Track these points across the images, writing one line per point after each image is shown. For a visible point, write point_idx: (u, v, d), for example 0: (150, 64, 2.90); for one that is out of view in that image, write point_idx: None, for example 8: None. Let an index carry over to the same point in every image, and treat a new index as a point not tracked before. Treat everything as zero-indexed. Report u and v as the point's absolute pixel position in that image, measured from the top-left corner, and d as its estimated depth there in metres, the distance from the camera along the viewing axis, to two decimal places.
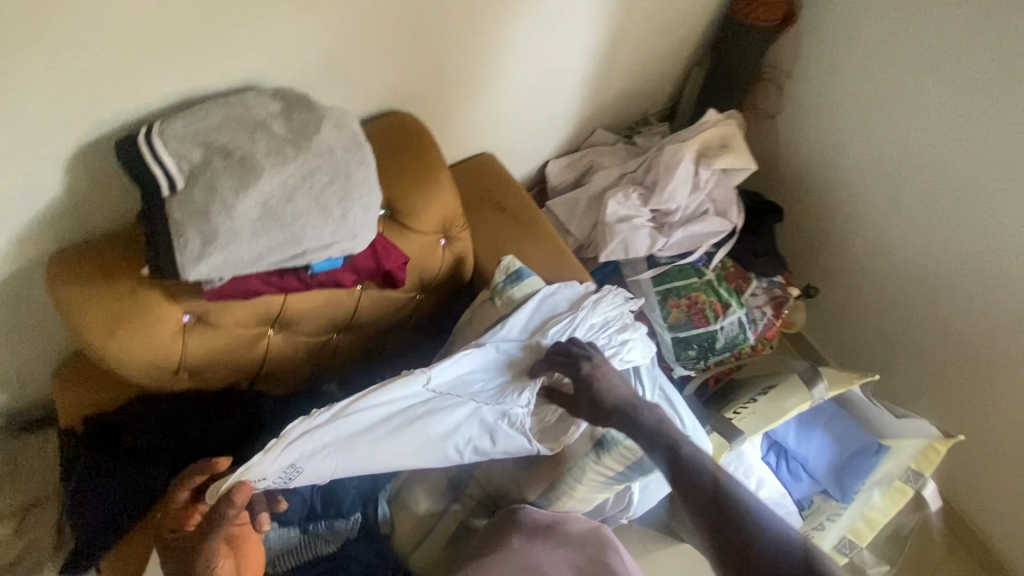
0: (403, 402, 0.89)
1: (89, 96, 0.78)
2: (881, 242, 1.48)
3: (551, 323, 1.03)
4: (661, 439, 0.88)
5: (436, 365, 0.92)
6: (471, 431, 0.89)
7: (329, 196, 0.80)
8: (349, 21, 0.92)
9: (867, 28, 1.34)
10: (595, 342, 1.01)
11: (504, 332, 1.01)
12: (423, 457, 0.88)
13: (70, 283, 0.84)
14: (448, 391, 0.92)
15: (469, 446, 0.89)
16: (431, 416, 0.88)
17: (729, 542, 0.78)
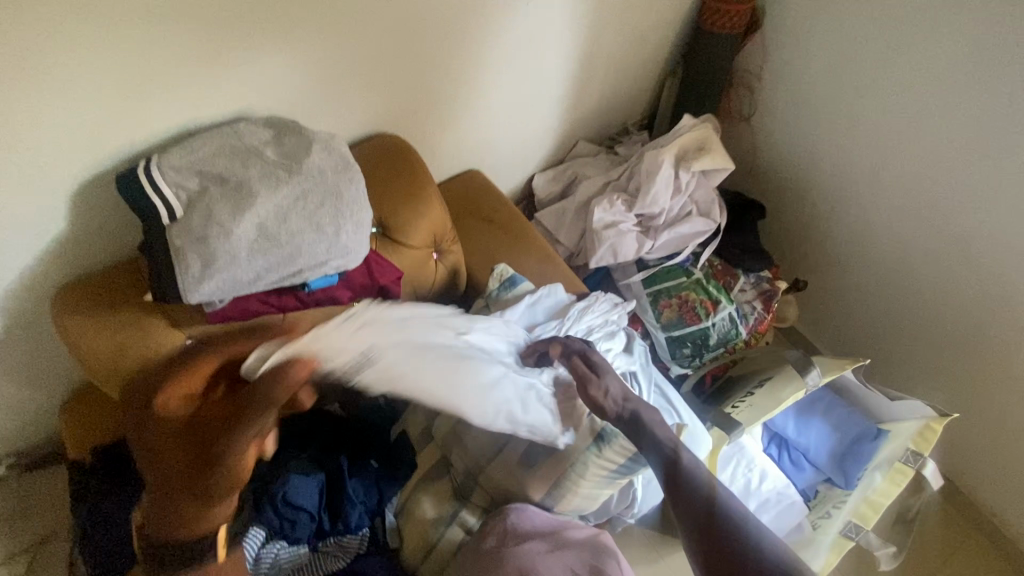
0: (452, 341, 0.88)
1: (90, 136, 0.83)
2: (862, 231, 1.52)
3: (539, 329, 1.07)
4: (662, 442, 0.88)
5: (473, 323, 0.93)
6: (510, 396, 0.91)
7: (322, 215, 0.84)
8: (336, 51, 0.97)
9: (830, 29, 1.41)
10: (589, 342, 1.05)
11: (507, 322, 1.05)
12: (469, 406, 0.86)
13: (76, 316, 0.88)
14: (486, 350, 0.92)
15: (506, 410, 0.91)
16: (478, 363, 0.88)
17: (718, 553, 0.79)
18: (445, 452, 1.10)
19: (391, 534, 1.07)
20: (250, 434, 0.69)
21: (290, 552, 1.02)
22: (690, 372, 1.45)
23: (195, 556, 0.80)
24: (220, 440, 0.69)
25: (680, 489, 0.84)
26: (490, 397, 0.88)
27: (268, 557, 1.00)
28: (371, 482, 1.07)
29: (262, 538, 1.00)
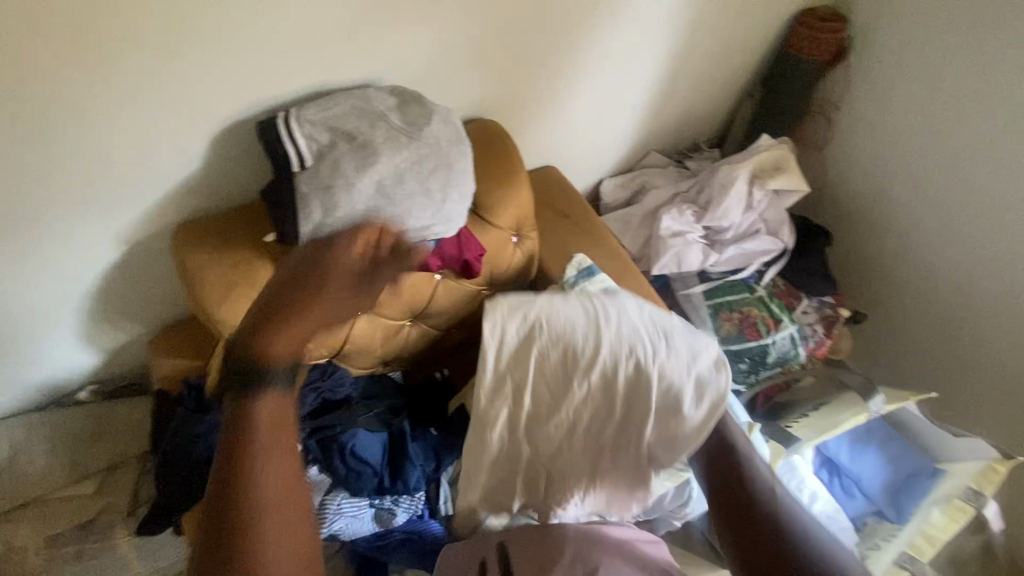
0: (588, 325, 0.89)
1: (234, 87, 0.93)
2: (935, 265, 1.50)
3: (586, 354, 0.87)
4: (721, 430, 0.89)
5: (586, 339, 0.87)
6: (678, 367, 0.87)
7: (433, 180, 0.92)
8: (451, 32, 1.05)
9: (917, 62, 1.42)
10: (671, 345, 0.89)
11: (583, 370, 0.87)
12: (647, 334, 0.89)
13: (197, 251, 0.98)
14: (627, 346, 0.88)
15: (684, 376, 0.87)
16: (633, 342, 0.88)
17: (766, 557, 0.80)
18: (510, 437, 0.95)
19: (445, 501, 1.09)
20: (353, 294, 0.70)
21: (351, 503, 1.05)
22: (743, 389, 1.43)
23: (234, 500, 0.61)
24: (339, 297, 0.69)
25: (731, 471, 0.87)
26: (654, 338, 0.89)
27: (331, 506, 1.03)
28: (431, 447, 1.10)
29: (327, 485, 1.05)
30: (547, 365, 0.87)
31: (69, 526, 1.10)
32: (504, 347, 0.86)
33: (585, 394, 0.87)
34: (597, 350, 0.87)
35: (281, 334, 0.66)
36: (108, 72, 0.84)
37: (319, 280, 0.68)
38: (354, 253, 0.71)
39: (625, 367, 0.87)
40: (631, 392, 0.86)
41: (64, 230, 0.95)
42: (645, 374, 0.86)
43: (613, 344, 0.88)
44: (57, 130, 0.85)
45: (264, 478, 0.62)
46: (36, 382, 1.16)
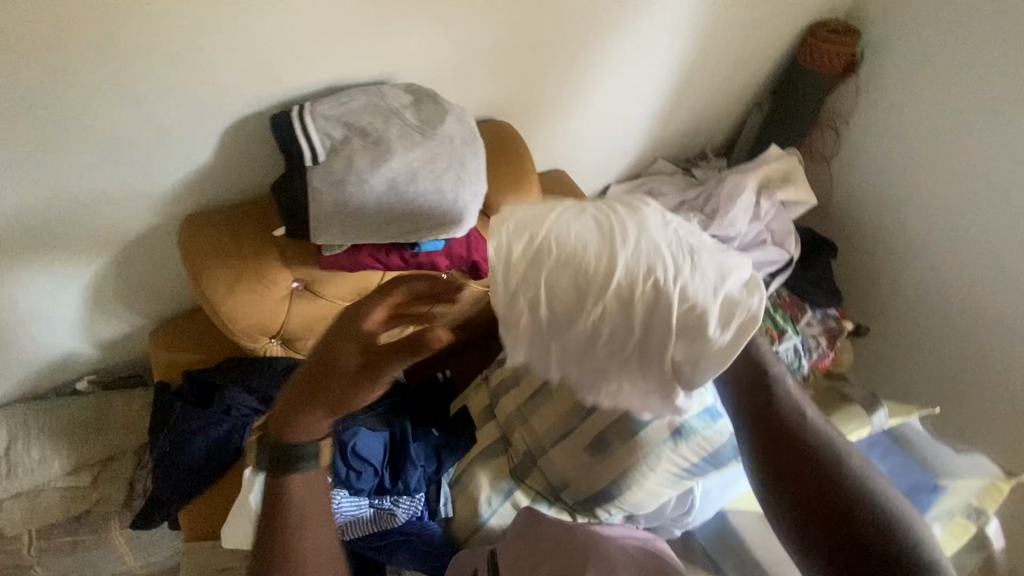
0: (592, 238, 0.65)
1: (247, 80, 0.92)
2: (940, 281, 1.50)
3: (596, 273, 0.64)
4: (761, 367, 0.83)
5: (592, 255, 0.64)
6: (706, 284, 0.65)
7: (446, 180, 0.92)
8: (467, 31, 1.05)
9: (927, 79, 1.42)
10: (699, 260, 0.67)
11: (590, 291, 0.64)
12: (667, 245, 0.67)
13: (201, 242, 0.96)
14: (643, 260, 0.65)
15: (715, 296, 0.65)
16: (652, 257, 0.65)
17: (824, 509, 0.73)
18: (507, 429, 1.12)
19: (445, 503, 1.08)
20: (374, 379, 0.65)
21: (350, 501, 1.03)
22: None
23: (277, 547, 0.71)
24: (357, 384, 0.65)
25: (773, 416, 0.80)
26: (677, 250, 0.67)
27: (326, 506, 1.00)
28: (432, 448, 1.09)
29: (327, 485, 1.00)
30: (555, 289, 0.65)
31: (65, 517, 1.12)
32: (502, 278, 0.66)
33: (598, 321, 0.65)
34: (611, 269, 0.64)
35: (309, 423, 0.68)
36: (123, 59, 0.83)
37: (325, 369, 0.65)
38: (353, 353, 0.64)
39: (646, 291, 0.64)
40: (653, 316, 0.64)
41: (71, 218, 0.95)
42: (667, 296, 0.64)
43: (630, 262, 0.64)
44: (69, 116, 0.85)
45: (305, 541, 0.72)
46: (32, 371, 1.14)
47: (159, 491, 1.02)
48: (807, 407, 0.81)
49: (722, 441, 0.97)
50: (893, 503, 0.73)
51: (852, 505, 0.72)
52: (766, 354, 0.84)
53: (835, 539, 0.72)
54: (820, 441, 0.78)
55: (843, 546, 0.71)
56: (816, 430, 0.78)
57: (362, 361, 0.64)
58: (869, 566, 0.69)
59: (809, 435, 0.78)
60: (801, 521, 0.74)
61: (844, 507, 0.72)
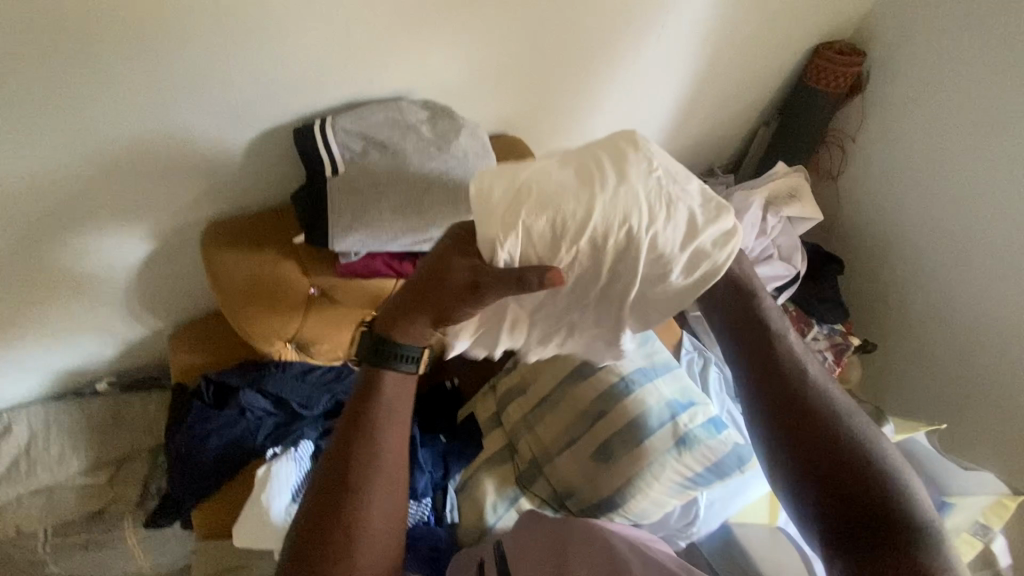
0: (570, 185, 0.67)
1: (273, 96, 0.97)
2: (947, 298, 1.50)
3: (574, 215, 0.66)
4: (763, 318, 0.82)
5: (569, 199, 0.66)
6: (676, 231, 0.69)
7: (460, 191, 0.95)
8: (482, 51, 1.09)
9: (934, 100, 1.44)
10: (677, 206, 0.69)
11: (567, 232, 0.66)
12: (646, 192, 0.68)
13: (224, 249, 1.01)
14: (618, 207, 0.67)
15: (684, 244, 0.69)
16: (629, 204, 0.67)
17: (828, 465, 0.75)
18: (513, 438, 1.12)
19: (451, 510, 1.09)
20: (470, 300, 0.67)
21: None
22: None
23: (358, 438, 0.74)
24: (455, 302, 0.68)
25: (775, 371, 0.79)
26: (656, 198, 0.68)
27: None
28: (439, 454, 1.13)
29: None
30: (535, 238, 0.66)
31: (79, 517, 1.15)
32: (490, 229, 0.65)
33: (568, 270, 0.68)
34: (588, 215, 0.66)
35: (411, 328, 0.73)
36: (156, 76, 0.87)
37: (437, 277, 0.69)
38: (466, 266, 0.67)
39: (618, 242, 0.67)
40: (623, 257, 0.68)
41: (101, 223, 0.99)
42: (637, 243, 0.67)
43: (607, 208, 0.66)
44: (103, 126, 0.89)
45: (385, 439, 0.75)
46: (54, 371, 1.17)
47: (175, 490, 1.04)
48: (808, 364, 0.81)
49: (726, 453, 1.01)
50: (888, 462, 0.75)
51: (855, 460, 0.74)
52: (768, 307, 0.82)
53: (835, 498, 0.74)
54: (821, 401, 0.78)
55: (843, 503, 0.73)
56: (817, 387, 0.79)
57: (473, 279, 0.66)
58: (872, 522, 0.71)
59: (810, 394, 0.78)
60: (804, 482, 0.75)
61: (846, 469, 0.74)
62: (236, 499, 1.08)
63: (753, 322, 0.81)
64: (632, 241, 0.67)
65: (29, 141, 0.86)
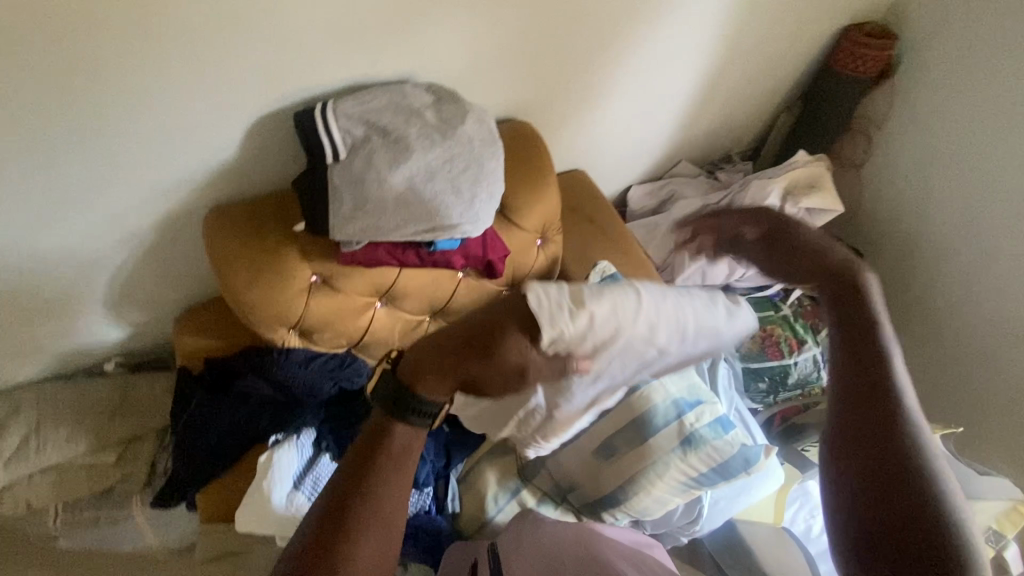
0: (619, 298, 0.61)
1: (272, 77, 0.94)
2: (970, 296, 1.45)
3: (625, 320, 0.61)
4: (861, 293, 0.65)
5: (622, 309, 0.61)
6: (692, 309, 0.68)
7: (464, 180, 0.93)
8: (490, 31, 1.04)
9: (968, 88, 1.36)
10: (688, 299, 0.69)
11: (626, 334, 0.61)
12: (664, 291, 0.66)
13: (224, 233, 1.00)
14: (657, 308, 0.64)
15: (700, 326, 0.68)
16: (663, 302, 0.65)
17: (895, 487, 0.55)
18: None
19: (453, 499, 1.08)
20: (510, 383, 0.57)
21: None
22: (761, 408, 1.40)
23: (349, 502, 0.58)
24: (494, 377, 0.56)
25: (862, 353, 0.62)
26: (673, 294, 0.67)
27: None
28: (442, 444, 1.11)
29: None
30: (597, 336, 0.58)
31: (90, 493, 1.17)
32: (560, 321, 0.56)
33: (613, 357, 0.63)
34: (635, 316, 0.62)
35: (435, 384, 0.58)
36: (151, 56, 0.84)
37: (481, 356, 0.56)
38: (524, 347, 0.55)
39: (668, 328, 0.64)
40: (659, 344, 0.65)
41: (99, 206, 0.97)
42: (668, 330, 0.65)
43: (645, 307, 0.63)
44: (97, 107, 0.86)
45: (383, 495, 0.58)
46: (60, 352, 1.18)
47: (179, 473, 1.05)
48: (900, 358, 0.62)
49: (733, 454, 0.98)
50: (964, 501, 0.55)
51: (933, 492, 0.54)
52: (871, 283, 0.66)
53: (879, 491, 0.55)
54: (913, 414, 0.58)
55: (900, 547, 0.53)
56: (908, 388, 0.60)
57: (523, 364, 0.56)
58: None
59: (882, 362, 0.61)
60: (850, 485, 0.57)
61: (908, 492, 0.54)
62: (238, 482, 1.08)
63: (842, 295, 0.66)
64: (666, 336, 0.66)
65: (23, 122, 0.84)
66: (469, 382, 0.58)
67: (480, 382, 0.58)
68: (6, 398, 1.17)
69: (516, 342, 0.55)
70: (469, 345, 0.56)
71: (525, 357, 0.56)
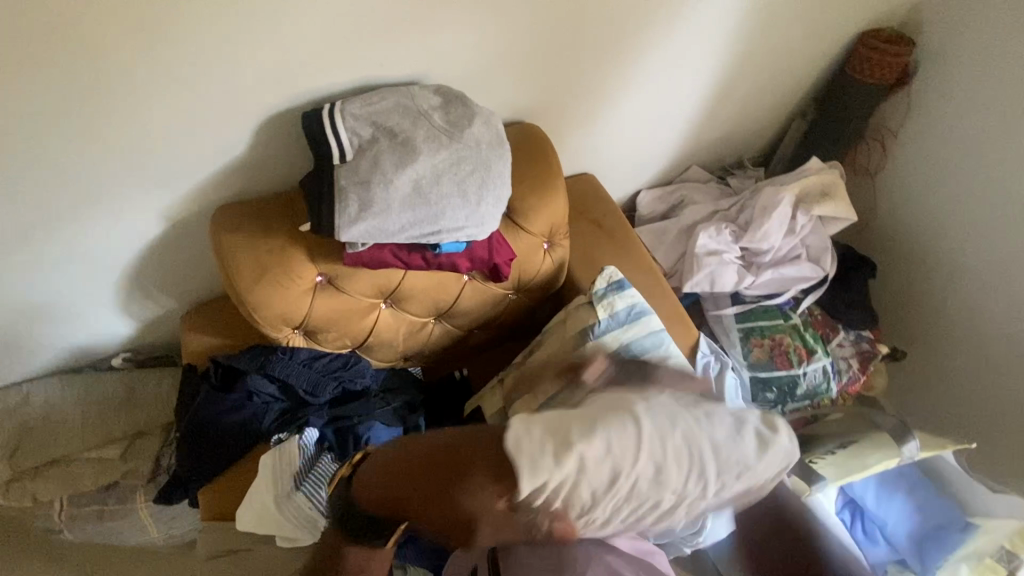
0: (619, 435, 0.64)
1: (281, 78, 0.94)
2: (987, 308, 1.41)
3: (629, 461, 0.63)
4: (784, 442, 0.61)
5: (620, 449, 0.63)
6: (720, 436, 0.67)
7: (470, 182, 0.93)
8: (499, 34, 1.04)
9: (986, 97, 1.34)
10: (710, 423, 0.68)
11: (629, 477, 0.63)
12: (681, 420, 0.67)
13: (231, 232, 1.00)
14: (668, 442, 0.65)
15: (730, 461, 0.67)
16: (687, 434, 0.66)
17: None
18: None
19: None
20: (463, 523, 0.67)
21: None
22: None
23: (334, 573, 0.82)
24: (445, 517, 0.68)
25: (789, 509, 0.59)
26: (694, 424, 0.67)
27: None
28: None
29: None
30: (594, 476, 0.62)
31: (95, 487, 1.18)
32: (542, 468, 0.62)
33: (629, 501, 0.64)
34: (644, 450, 0.63)
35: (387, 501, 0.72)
36: (162, 56, 0.85)
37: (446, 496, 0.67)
38: (483, 497, 0.65)
39: (687, 471, 0.64)
40: (684, 483, 0.65)
41: (107, 203, 0.98)
42: (695, 461, 0.65)
43: (655, 441, 0.64)
44: (106, 106, 0.87)
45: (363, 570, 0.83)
46: (69, 347, 1.19)
47: (184, 469, 1.06)
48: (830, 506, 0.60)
49: None
50: None
51: None
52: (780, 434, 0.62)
53: None
54: None
55: None
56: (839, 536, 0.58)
57: (470, 517, 0.66)
58: None
59: None
60: None
61: None
62: (241, 481, 1.08)
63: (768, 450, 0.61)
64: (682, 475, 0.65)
65: (33, 119, 0.85)
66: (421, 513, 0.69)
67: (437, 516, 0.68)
68: (17, 390, 1.19)
69: (471, 493, 0.65)
70: (423, 480, 0.69)
71: (473, 510, 0.66)
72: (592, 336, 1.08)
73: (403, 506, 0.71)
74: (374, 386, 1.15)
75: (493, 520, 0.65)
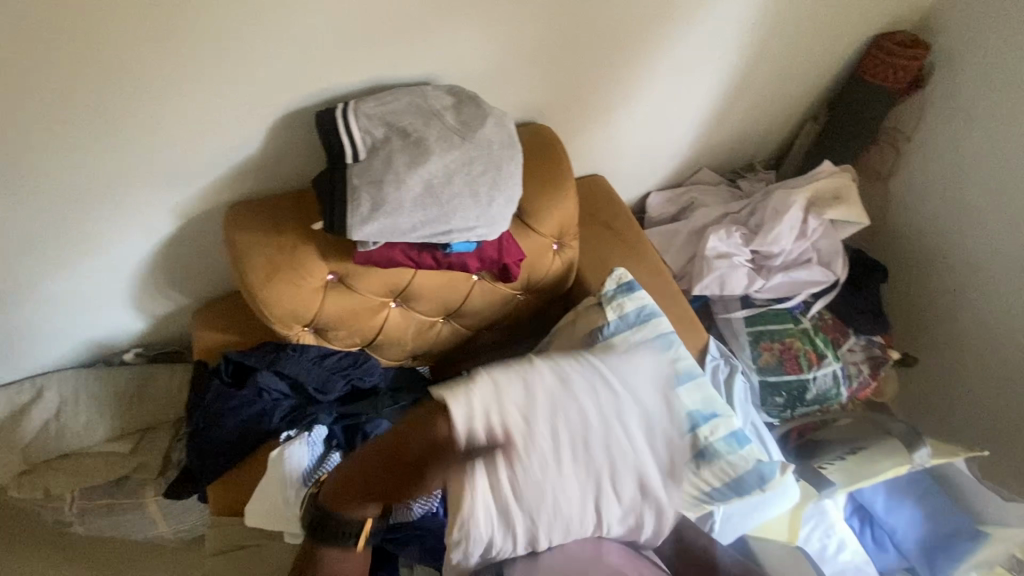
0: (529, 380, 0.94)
1: (295, 77, 0.95)
2: (1001, 315, 1.40)
3: (541, 389, 0.92)
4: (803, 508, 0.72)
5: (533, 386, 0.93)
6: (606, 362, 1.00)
7: (482, 183, 0.93)
8: (512, 35, 1.04)
9: (1002, 101, 1.32)
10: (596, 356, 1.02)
11: (546, 396, 0.92)
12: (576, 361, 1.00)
13: (245, 229, 1.01)
14: (568, 377, 0.95)
15: (618, 378, 0.97)
16: (579, 367, 0.98)
17: None
18: None
19: None
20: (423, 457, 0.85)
21: None
22: (776, 422, 1.38)
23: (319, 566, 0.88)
24: (408, 456, 0.85)
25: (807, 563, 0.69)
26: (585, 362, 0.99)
27: None
28: None
29: None
30: (517, 400, 0.90)
31: (106, 480, 1.19)
32: (471, 399, 0.89)
33: (550, 419, 0.90)
34: (549, 376, 0.95)
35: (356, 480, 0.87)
36: (179, 55, 0.86)
37: (404, 441, 0.87)
38: (434, 421, 0.87)
39: (587, 387, 0.95)
40: (590, 396, 0.93)
41: (121, 199, 0.99)
42: (589, 377, 0.96)
43: (555, 370, 0.96)
44: (124, 104, 0.88)
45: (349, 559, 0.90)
46: (82, 341, 1.20)
47: (194, 464, 1.07)
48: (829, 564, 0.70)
49: (748, 470, 0.98)
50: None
51: None
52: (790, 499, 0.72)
53: None
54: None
55: None
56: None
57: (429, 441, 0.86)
58: None
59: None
60: None
61: None
62: (248, 477, 1.08)
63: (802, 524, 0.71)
64: (586, 392, 0.94)
65: (50, 116, 0.86)
66: (384, 466, 0.86)
67: (401, 464, 0.85)
68: (31, 383, 1.20)
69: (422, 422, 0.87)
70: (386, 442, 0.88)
71: (426, 432, 0.87)
72: (601, 338, 1.08)
73: (371, 476, 0.87)
74: (383, 385, 1.15)
75: (444, 444, 0.85)
